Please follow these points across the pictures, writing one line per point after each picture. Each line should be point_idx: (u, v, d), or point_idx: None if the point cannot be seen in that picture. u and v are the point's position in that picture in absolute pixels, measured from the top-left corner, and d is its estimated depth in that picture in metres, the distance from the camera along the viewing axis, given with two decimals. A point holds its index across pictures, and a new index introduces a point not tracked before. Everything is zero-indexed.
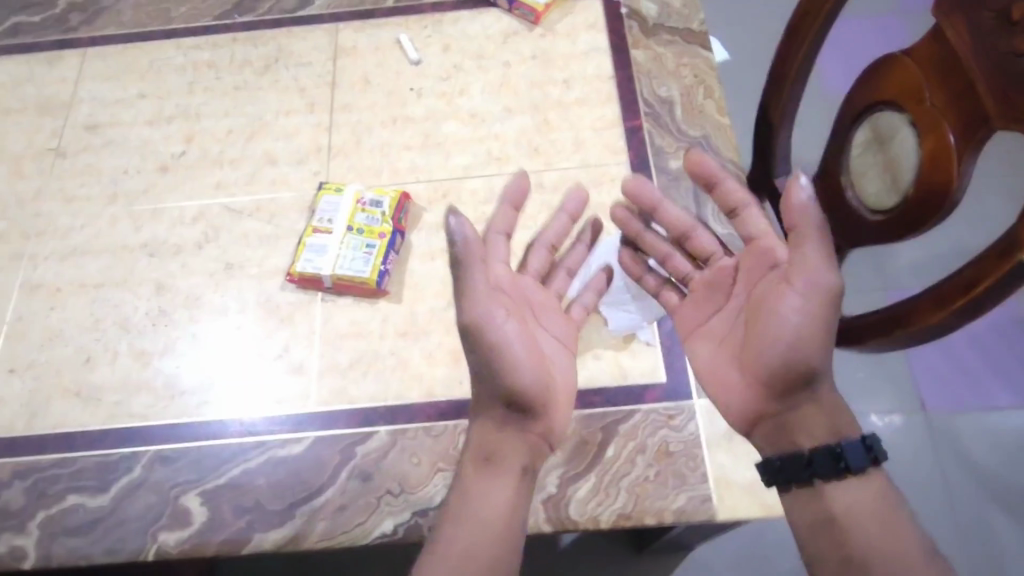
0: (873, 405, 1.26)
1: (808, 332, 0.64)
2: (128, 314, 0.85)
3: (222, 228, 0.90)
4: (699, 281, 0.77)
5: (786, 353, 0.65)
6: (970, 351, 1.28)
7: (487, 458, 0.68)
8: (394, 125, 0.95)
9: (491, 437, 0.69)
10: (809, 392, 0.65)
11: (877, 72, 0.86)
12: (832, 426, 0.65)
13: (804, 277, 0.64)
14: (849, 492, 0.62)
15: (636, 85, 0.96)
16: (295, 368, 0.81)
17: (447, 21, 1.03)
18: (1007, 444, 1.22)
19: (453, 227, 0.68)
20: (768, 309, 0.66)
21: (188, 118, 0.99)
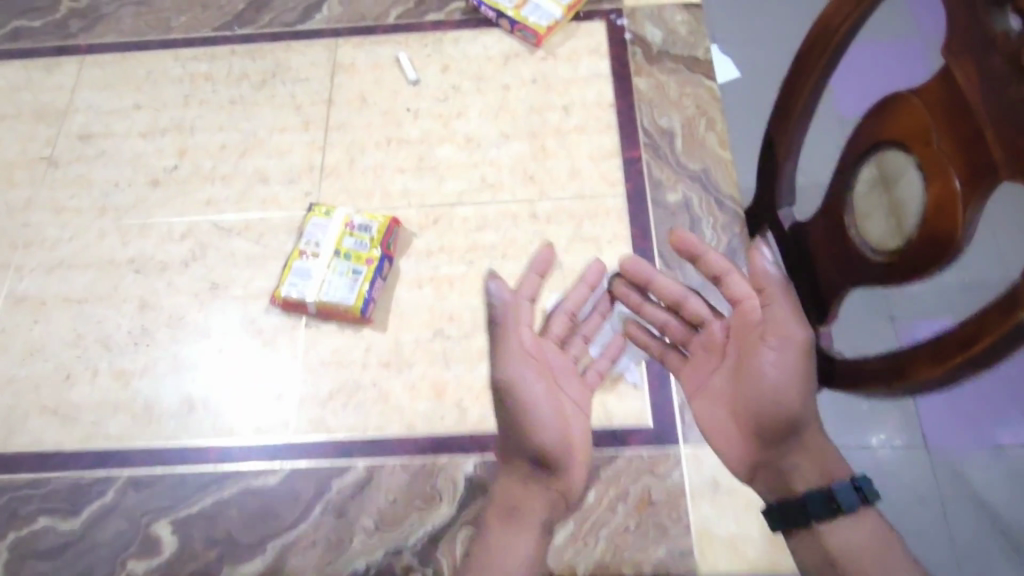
0: None
1: (783, 388, 0.59)
2: (109, 332, 0.84)
3: (209, 246, 0.89)
4: (697, 342, 0.70)
5: (770, 410, 0.60)
6: None
7: (511, 510, 0.66)
8: (389, 146, 0.94)
9: (514, 489, 0.66)
10: (797, 438, 0.60)
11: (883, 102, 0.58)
12: (829, 468, 0.60)
13: (771, 333, 0.60)
14: (852, 535, 0.57)
15: (637, 114, 0.93)
16: (274, 396, 0.79)
17: (448, 41, 1.01)
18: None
19: (492, 292, 0.63)
20: (747, 365, 0.62)
21: (182, 131, 0.98)
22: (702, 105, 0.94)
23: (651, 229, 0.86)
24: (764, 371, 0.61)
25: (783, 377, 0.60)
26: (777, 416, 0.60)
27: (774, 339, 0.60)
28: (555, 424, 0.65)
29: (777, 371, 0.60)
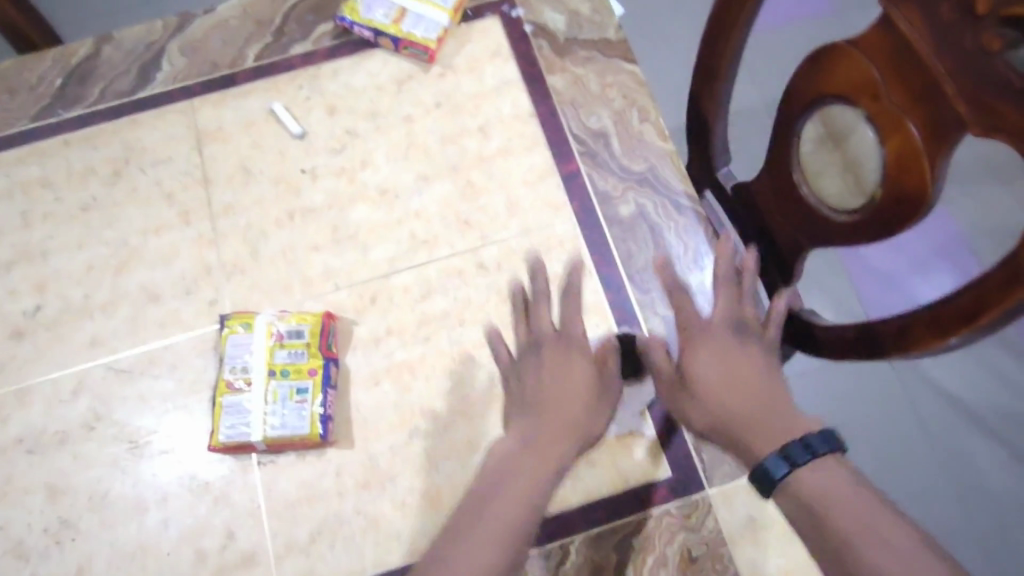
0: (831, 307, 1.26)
1: (714, 377, 0.60)
2: (21, 535, 0.70)
3: (112, 398, 0.74)
4: (719, 361, 0.61)
5: (710, 396, 0.59)
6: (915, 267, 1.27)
7: (531, 493, 0.56)
8: (293, 222, 0.80)
9: (536, 461, 0.58)
10: (767, 414, 0.56)
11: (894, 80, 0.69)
12: (784, 431, 0.54)
13: (699, 343, 0.63)
14: (814, 487, 0.49)
15: (562, 119, 0.83)
16: (244, 559, 0.68)
17: (326, 75, 0.86)
18: (988, 420, 1.20)
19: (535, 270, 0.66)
20: (724, 359, 0.61)
21: (32, 259, 0.80)
22: (630, 94, 0.84)
23: (609, 249, 0.78)
24: (704, 368, 0.61)
25: (714, 367, 0.61)
26: (722, 406, 0.59)
27: (706, 338, 0.64)
28: (582, 405, 0.62)
29: (710, 368, 0.61)
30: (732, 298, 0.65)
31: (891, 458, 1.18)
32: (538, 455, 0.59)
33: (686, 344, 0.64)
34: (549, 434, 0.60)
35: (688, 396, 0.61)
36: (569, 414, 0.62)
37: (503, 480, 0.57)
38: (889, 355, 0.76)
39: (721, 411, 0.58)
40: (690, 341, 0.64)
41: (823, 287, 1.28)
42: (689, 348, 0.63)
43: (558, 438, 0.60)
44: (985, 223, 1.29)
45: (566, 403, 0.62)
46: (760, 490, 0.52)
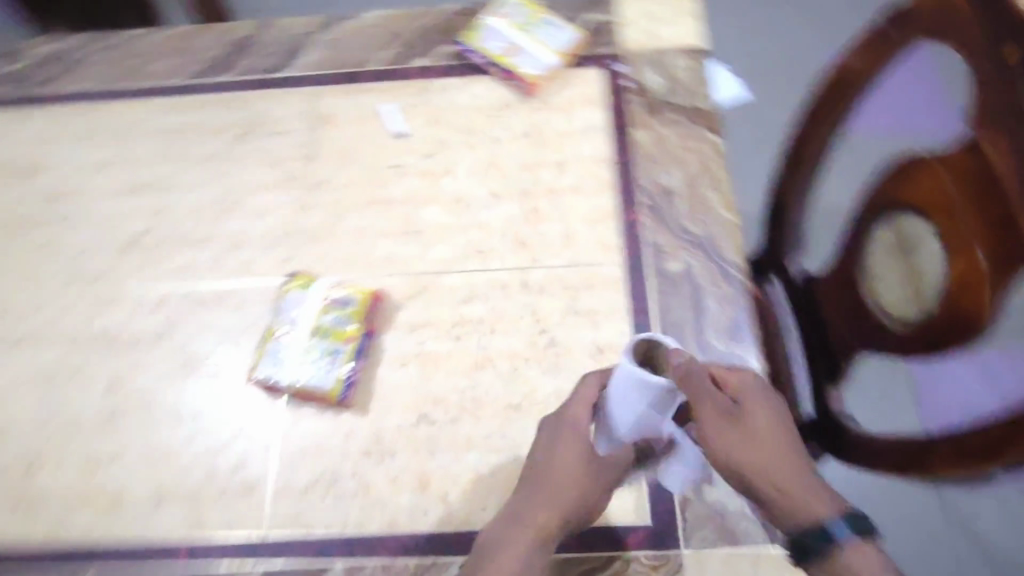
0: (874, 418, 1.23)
1: (770, 431, 0.63)
2: (78, 415, 0.80)
3: (183, 319, 0.84)
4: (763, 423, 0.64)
5: (764, 454, 0.62)
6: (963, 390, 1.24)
7: (545, 540, 0.65)
8: (372, 207, 0.89)
9: (548, 514, 0.66)
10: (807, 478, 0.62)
11: (957, 202, 0.72)
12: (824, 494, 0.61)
13: (754, 395, 0.65)
14: (870, 559, 0.57)
15: (636, 171, 0.88)
16: (247, 487, 0.75)
17: (436, 89, 0.96)
18: (997, 557, 1.14)
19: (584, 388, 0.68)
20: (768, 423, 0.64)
21: (157, 190, 0.93)
22: (706, 161, 0.87)
23: (649, 297, 0.80)
24: (759, 422, 0.64)
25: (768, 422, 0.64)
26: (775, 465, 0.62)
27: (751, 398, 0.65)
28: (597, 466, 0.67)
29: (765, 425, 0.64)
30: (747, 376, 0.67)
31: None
32: (550, 508, 0.66)
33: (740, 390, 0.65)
34: (562, 492, 0.66)
35: (739, 441, 0.63)
36: (584, 473, 0.67)
37: (523, 524, 0.65)
38: (904, 473, 0.76)
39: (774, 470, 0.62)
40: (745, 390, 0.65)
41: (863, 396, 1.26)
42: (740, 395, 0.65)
43: (570, 495, 0.66)
44: None
45: (579, 464, 0.67)
46: (807, 549, 0.59)
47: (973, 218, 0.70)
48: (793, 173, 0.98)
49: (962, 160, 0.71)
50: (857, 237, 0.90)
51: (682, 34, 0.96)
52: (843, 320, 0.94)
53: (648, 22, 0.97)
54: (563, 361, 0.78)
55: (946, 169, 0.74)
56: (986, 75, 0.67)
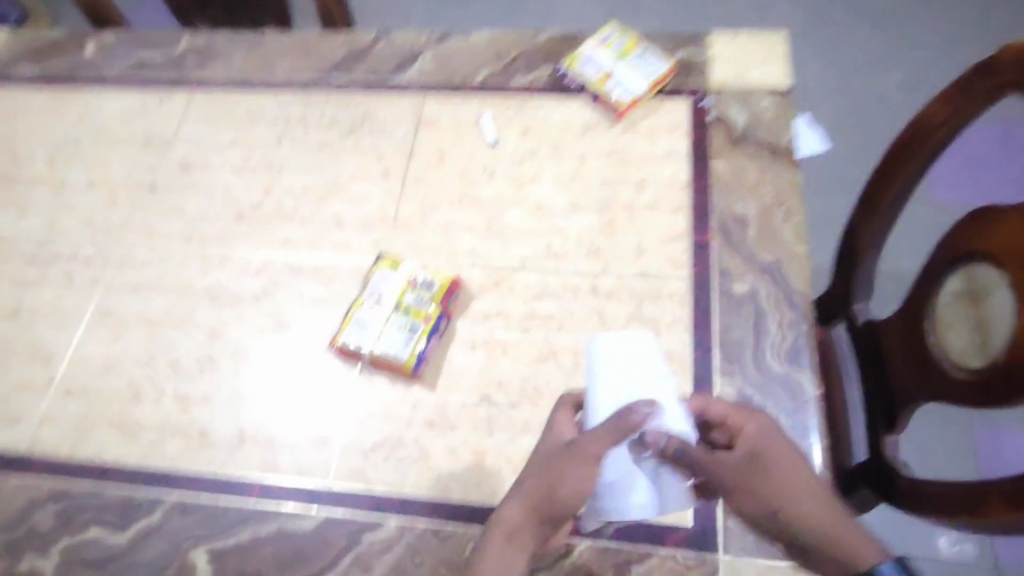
0: (925, 462, 1.29)
1: (789, 481, 0.65)
2: (179, 356, 0.89)
3: (280, 284, 0.93)
4: (779, 470, 0.66)
5: (789, 501, 0.65)
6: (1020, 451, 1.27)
7: (512, 532, 0.68)
8: (460, 204, 0.96)
9: (514, 508, 0.69)
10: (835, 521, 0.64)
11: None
12: (855, 537, 0.63)
13: (765, 441, 0.67)
14: None
15: (712, 197, 0.92)
16: (319, 440, 0.81)
17: (531, 105, 1.03)
18: None
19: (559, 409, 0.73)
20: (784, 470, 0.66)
21: (271, 169, 1.03)
22: (781, 195, 0.91)
23: (712, 315, 0.84)
24: (777, 469, 0.66)
25: (788, 468, 0.66)
26: (806, 511, 0.64)
27: (764, 446, 0.67)
28: (553, 459, 0.67)
29: (784, 473, 0.66)
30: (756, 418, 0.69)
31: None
32: (516, 503, 0.69)
33: (752, 436, 0.68)
34: (528, 487, 0.69)
35: (759, 493, 0.65)
36: (545, 467, 0.68)
37: (498, 519, 0.69)
38: (956, 518, 0.75)
39: (806, 517, 0.64)
40: (756, 434, 0.68)
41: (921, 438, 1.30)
42: (751, 446, 0.67)
43: (533, 490, 0.68)
44: None
45: (543, 461, 0.69)
46: None
47: None
48: (868, 218, 0.99)
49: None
50: (927, 284, 0.91)
51: (769, 76, 1.00)
52: (905, 366, 0.94)
53: (738, 62, 1.02)
54: None
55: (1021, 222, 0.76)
56: None
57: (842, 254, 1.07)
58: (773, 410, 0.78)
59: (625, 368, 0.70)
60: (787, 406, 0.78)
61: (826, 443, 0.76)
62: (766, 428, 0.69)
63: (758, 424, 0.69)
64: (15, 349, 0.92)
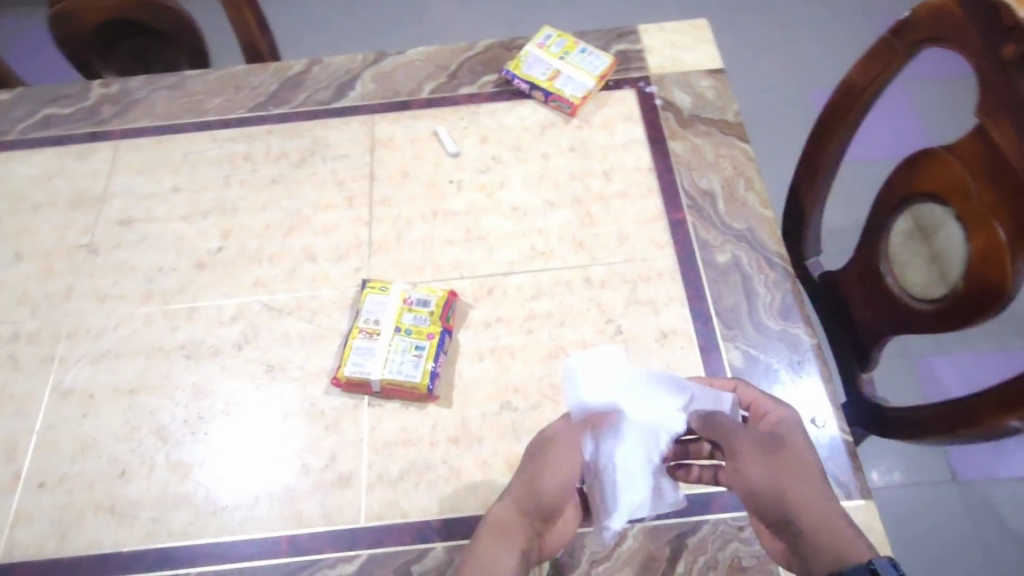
0: (891, 396, 1.44)
1: (796, 461, 0.62)
2: (164, 422, 0.82)
3: (262, 328, 0.88)
4: (786, 451, 0.63)
5: (792, 478, 0.61)
6: (956, 372, 1.45)
7: (501, 527, 0.67)
8: (435, 219, 0.95)
9: (504, 505, 0.68)
10: (831, 514, 0.58)
11: (973, 186, 0.81)
12: (847, 532, 0.57)
13: (783, 425, 0.66)
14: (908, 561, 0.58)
15: (677, 177, 0.96)
16: (341, 480, 0.78)
17: (484, 113, 1.04)
18: (994, 500, 1.36)
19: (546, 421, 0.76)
20: (793, 450, 0.63)
21: (225, 211, 0.97)
22: (739, 166, 0.96)
23: (704, 287, 0.87)
24: (786, 448, 0.64)
25: (800, 453, 0.63)
26: (806, 494, 0.60)
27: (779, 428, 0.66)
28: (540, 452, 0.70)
29: (792, 454, 0.63)
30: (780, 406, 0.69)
31: (926, 551, 1.32)
32: (507, 499, 0.69)
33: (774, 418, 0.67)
34: (519, 483, 0.69)
35: (763, 460, 0.62)
36: (533, 462, 0.70)
37: (490, 516, 0.68)
38: (954, 433, 0.82)
39: (805, 496, 0.60)
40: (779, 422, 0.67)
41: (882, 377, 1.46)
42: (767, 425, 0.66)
43: (522, 482, 0.69)
44: (1006, 335, 1.49)
45: (533, 455, 0.71)
46: None
47: (991, 197, 0.79)
48: (811, 177, 1.07)
49: (973, 149, 0.81)
50: (879, 228, 0.98)
51: (703, 59, 1.06)
52: (868, 308, 1.02)
53: (671, 50, 1.07)
54: (633, 348, 0.84)
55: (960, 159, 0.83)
56: (985, 70, 0.76)
57: (790, 218, 1.14)
58: (780, 365, 0.82)
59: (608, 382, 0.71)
60: (792, 360, 0.82)
61: (832, 387, 0.81)
62: (788, 417, 0.68)
63: (779, 413, 0.68)
64: None
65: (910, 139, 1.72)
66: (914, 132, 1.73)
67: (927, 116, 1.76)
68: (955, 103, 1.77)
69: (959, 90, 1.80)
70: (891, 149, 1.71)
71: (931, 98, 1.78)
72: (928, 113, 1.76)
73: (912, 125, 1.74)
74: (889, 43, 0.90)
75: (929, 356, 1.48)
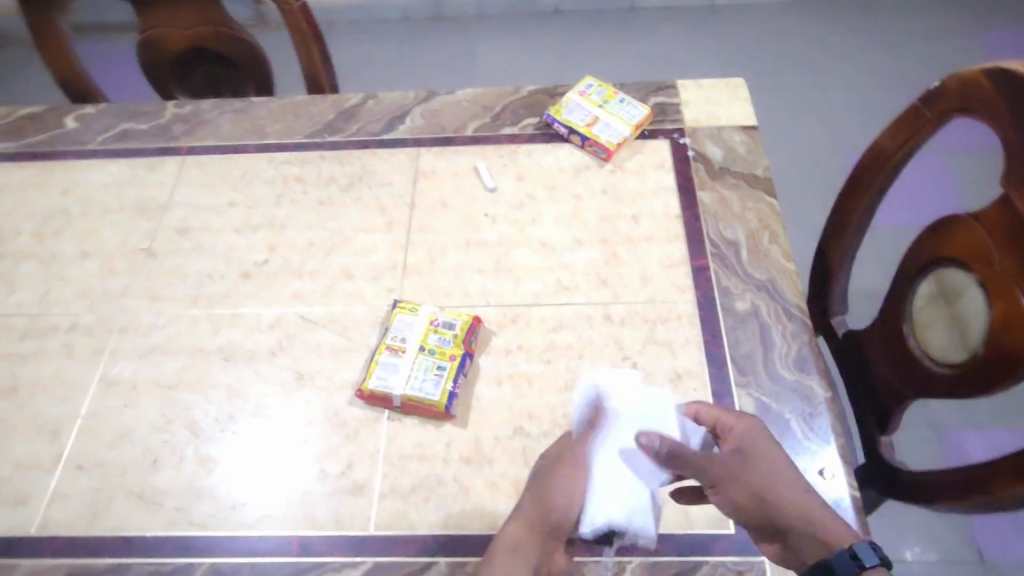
0: (912, 461, 1.42)
1: (773, 478, 0.68)
2: (197, 418, 0.87)
3: (297, 338, 0.93)
4: (759, 470, 0.69)
5: (769, 494, 0.67)
6: (980, 439, 1.43)
7: (514, 545, 0.71)
8: (468, 248, 1.00)
9: (516, 526, 0.72)
10: (814, 516, 0.65)
11: (996, 253, 0.82)
12: (831, 528, 0.64)
13: (751, 443, 0.71)
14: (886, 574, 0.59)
15: (703, 225, 0.99)
16: (355, 488, 0.81)
17: (523, 153, 1.09)
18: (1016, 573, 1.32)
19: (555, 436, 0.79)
20: (766, 468, 0.69)
21: (274, 227, 1.04)
22: (765, 219, 0.99)
23: (722, 332, 0.89)
24: (760, 467, 0.69)
25: (773, 467, 0.69)
26: (785, 505, 0.66)
27: (747, 447, 0.71)
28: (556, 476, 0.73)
29: (766, 470, 0.69)
30: (744, 423, 0.73)
31: None
32: (518, 520, 0.73)
33: (739, 440, 0.71)
34: (530, 505, 0.73)
35: (739, 479, 0.69)
36: (547, 484, 0.74)
37: (502, 537, 0.72)
38: (969, 499, 0.81)
39: (785, 502, 0.66)
40: (744, 434, 0.72)
41: (904, 441, 1.44)
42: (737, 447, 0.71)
43: (536, 504, 0.73)
44: None
45: (544, 479, 0.74)
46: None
47: (1014, 265, 0.79)
48: (838, 234, 1.08)
49: (996, 217, 0.82)
50: (904, 290, 0.99)
51: (737, 115, 1.10)
52: (889, 369, 1.02)
53: (707, 105, 1.12)
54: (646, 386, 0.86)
55: (984, 227, 0.84)
56: (1010, 142, 0.78)
57: (816, 275, 1.15)
58: (791, 416, 0.83)
59: (620, 394, 0.78)
60: (804, 410, 0.83)
61: (842, 442, 0.81)
62: (753, 431, 0.72)
63: (743, 430, 0.72)
64: (16, 427, 0.88)
65: (939, 205, 1.74)
66: (942, 198, 1.76)
67: (957, 184, 1.78)
68: (988, 173, 1.79)
69: (993, 161, 1.81)
70: (919, 215, 1.73)
71: (963, 167, 1.81)
72: (959, 181, 1.78)
73: (942, 191, 1.77)
74: (919, 110, 0.93)
75: (953, 422, 1.46)
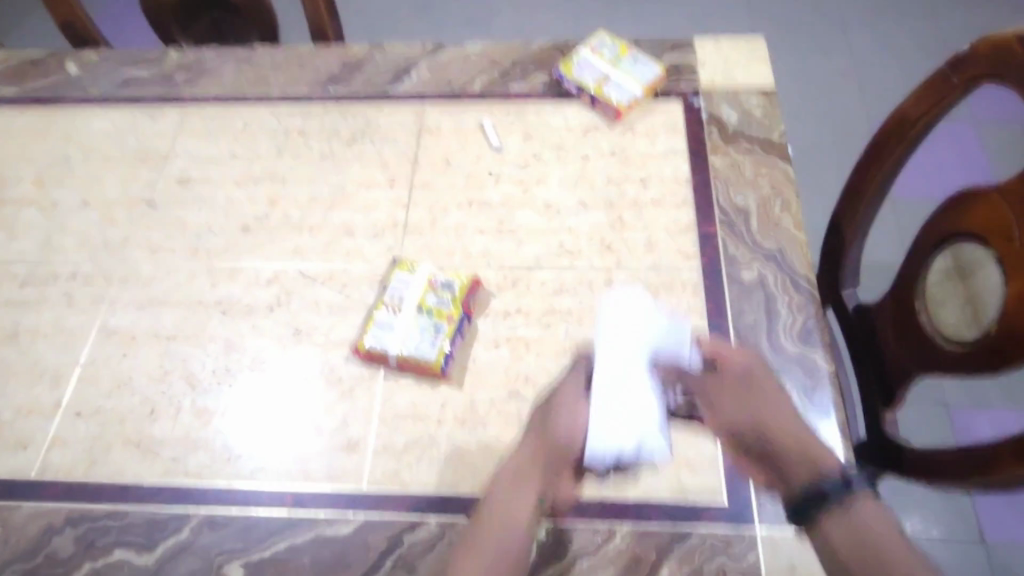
0: (918, 438, 1.40)
1: (777, 414, 0.66)
2: (195, 369, 0.87)
3: (294, 293, 0.92)
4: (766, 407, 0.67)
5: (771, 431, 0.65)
6: (990, 418, 1.41)
7: (512, 489, 0.69)
8: (470, 208, 0.98)
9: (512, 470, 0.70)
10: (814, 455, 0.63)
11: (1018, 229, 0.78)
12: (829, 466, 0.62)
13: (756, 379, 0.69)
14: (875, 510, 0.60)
15: (713, 190, 0.96)
16: (349, 445, 0.81)
17: (530, 111, 1.06)
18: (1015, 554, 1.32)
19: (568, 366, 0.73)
20: (772, 405, 0.67)
21: (274, 181, 1.03)
22: (778, 187, 0.95)
23: (726, 302, 0.87)
24: (766, 403, 0.67)
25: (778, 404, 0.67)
26: (787, 442, 0.64)
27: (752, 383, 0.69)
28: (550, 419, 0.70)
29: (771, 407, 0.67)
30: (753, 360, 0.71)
31: None
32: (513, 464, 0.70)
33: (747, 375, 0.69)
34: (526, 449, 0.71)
35: (745, 409, 0.67)
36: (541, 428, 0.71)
37: (501, 482, 0.70)
38: (970, 479, 0.79)
39: (788, 440, 0.65)
40: (754, 367, 0.70)
41: (912, 417, 1.42)
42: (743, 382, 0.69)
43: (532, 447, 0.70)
44: None
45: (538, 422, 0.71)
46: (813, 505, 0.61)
47: None
48: (853, 205, 1.05)
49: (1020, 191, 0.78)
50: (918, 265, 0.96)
51: (755, 77, 1.06)
52: (898, 345, 0.99)
53: (724, 65, 1.07)
54: None
55: (1008, 201, 0.80)
56: None
57: (828, 247, 1.12)
58: (792, 388, 0.81)
59: (627, 326, 0.70)
60: (805, 383, 0.81)
61: (843, 417, 0.79)
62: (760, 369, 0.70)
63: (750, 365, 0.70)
64: (16, 372, 0.89)
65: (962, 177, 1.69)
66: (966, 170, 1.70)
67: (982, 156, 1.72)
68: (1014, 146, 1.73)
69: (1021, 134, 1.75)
70: (940, 186, 1.68)
71: (989, 139, 1.74)
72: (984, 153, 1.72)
73: (966, 163, 1.71)
74: (947, 76, 0.89)
75: (962, 400, 1.43)
